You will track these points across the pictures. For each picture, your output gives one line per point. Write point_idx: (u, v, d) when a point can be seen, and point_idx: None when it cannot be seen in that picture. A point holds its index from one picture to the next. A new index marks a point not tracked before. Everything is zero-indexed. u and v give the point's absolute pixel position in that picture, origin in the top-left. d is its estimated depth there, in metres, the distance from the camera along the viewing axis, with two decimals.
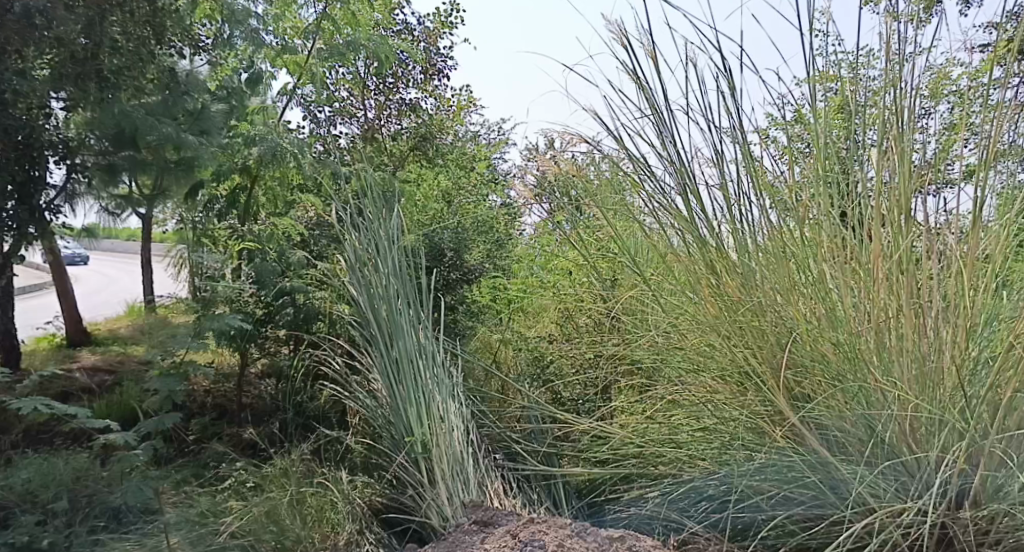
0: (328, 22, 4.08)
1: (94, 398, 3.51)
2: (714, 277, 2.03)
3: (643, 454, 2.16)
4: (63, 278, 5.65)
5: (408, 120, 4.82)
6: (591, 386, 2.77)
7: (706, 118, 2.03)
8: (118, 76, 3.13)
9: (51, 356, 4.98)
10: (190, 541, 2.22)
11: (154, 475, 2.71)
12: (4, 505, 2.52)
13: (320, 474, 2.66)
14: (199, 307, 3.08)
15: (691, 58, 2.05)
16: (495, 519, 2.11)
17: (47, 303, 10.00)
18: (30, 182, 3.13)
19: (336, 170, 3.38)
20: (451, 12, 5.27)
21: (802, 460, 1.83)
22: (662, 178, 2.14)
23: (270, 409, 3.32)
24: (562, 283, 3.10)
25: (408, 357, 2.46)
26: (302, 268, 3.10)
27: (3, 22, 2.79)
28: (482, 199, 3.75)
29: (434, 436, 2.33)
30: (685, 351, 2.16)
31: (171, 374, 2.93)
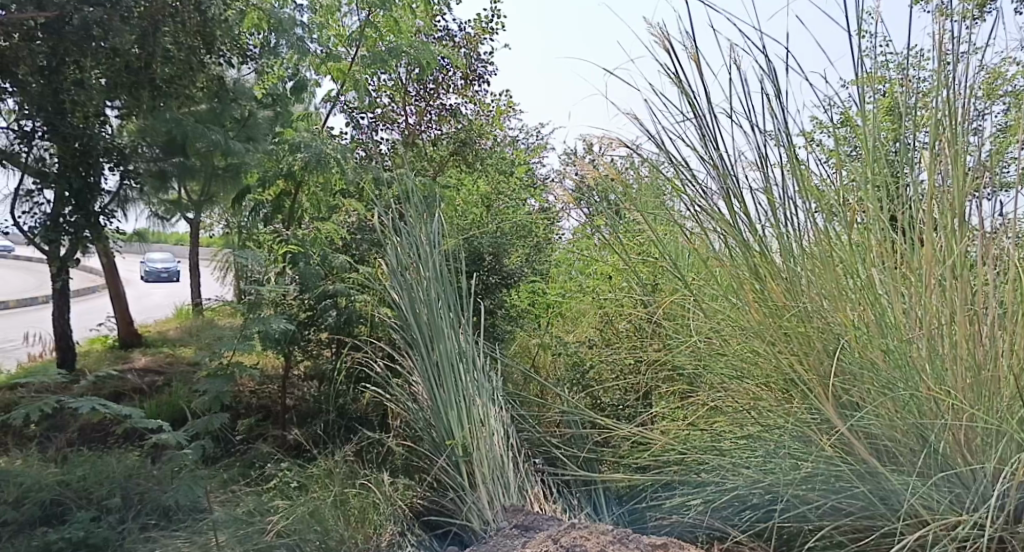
0: (371, 29, 4.02)
1: (146, 398, 3.61)
2: (759, 281, 1.99)
3: (684, 461, 2.12)
4: (115, 281, 5.83)
5: (448, 126, 4.83)
6: (631, 392, 2.75)
7: (750, 121, 2.00)
8: (169, 85, 3.18)
9: (106, 357, 5.17)
10: (238, 539, 2.27)
11: (202, 473, 2.78)
12: (62, 501, 2.62)
13: (363, 475, 2.69)
14: (245, 309, 3.15)
15: (735, 60, 2.01)
16: (535, 523, 2.10)
17: (99, 305, 10.33)
18: (87, 189, 3.18)
19: (378, 175, 3.40)
20: (491, 17, 5.28)
21: (851, 470, 1.78)
22: (704, 181, 2.11)
23: (313, 410, 3.37)
24: (601, 288, 3.09)
25: (449, 360, 2.47)
26: (345, 272, 3.14)
27: (63, 34, 2.81)
28: (521, 203, 3.75)
29: (474, 440, 2.33)
30: (729, 357, 2.13)
31: (219, 375, 3.01)
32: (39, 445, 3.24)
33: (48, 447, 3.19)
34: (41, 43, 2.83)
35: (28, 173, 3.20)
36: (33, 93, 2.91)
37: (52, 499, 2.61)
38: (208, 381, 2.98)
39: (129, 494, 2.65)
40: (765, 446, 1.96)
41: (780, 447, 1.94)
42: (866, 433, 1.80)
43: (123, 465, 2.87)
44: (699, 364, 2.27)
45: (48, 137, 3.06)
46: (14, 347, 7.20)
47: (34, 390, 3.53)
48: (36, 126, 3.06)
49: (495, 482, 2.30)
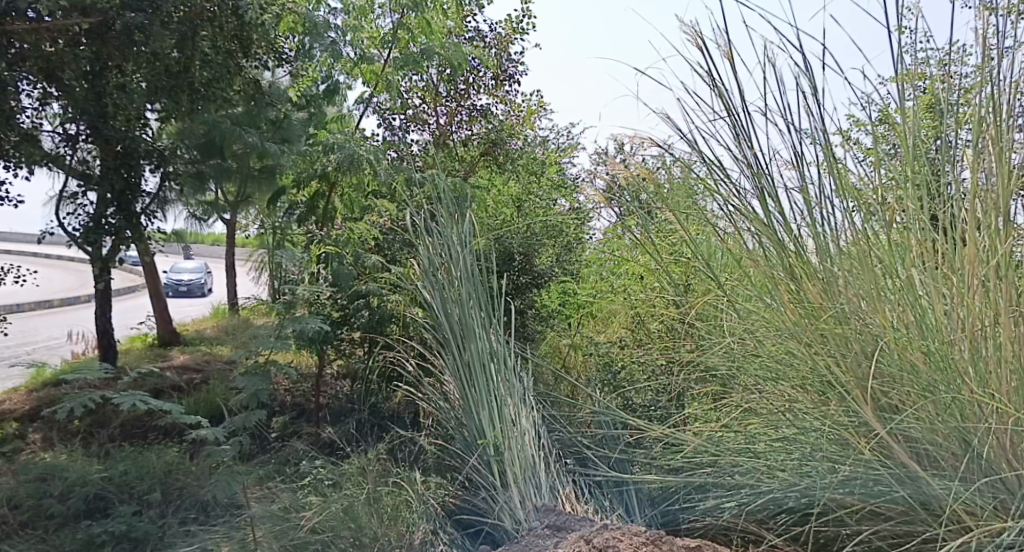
0: (404, 30, 4.03)
1: (185, 395, 3.67)
2: (794, 281, 1.96)
3: (718, 463, 2.10)
4: (155, 280, 5.95)
5: (479, 126, 4.84)
6: (663, 393, 2.72)
7: (785, 119, 1.97)
8: (209, 88, 3.18)
9: (145, 354, 5.28)
10: (274, 535, 2.31)
11: (239, 469, 2.82)
12: (104, 495, 2.68)
13: (396, 474, 2.71)
14: (281, 308, 3.20)
15: (770, 58, 1.99)
16: (568, 523, 2.10)
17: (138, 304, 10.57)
18: (128, 189, 3.27)
19: (410, 176, 3.42)
20: (523, 17, 5.27)
21: (891, 474, 1.74)
22: (738, 181, 2.09)
23: (346, 409, 3.41)
24: (632, 288, 3.10)
25: (480, 360, 2.48)
26: (377, 272, 3.17)
27: (105, 39, 2.85)
28: (553, 203, 3.74)
29: (506, 439, 2.34)
30: (764, 359, 2.10)
31: (256, 373, 3.05)
32: (83, 440, 3.32)
33: (91, 443, 3.27)
34: (85, 48, 2.87)
35: (73, 176, 3.29)
36: (77, 97, 2.96)
37: (96, 493, 2.67)
38: (244, 379, 3.02)
39: (169, 490, 2.71)
40: (801, 448, 1.93)
41: (817, 450, 1.90)
42: (906, 437, 1.76)
43: (162, 461, 2.93)
44: (733, 365, 2.25)
45: (92, 139, 3.15)
46: (58, 344, 7.42)
47: (77, 387, 3.62)
48: (80, 129, 3.15)
49: (527, 482, 2.30)
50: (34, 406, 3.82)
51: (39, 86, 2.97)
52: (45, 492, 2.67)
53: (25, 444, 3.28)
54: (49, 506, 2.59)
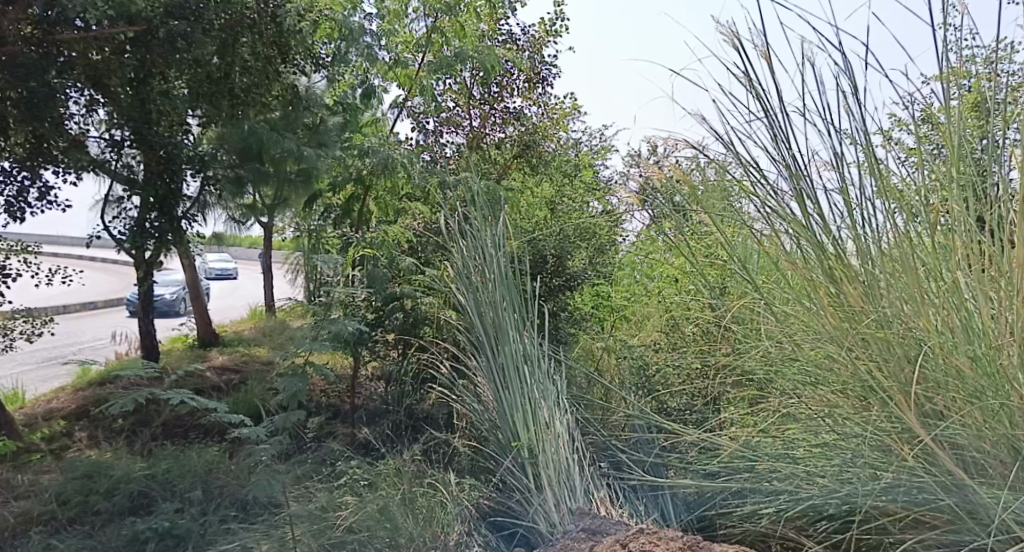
0: (437, 34, 4.09)
1: (224, 395, 3.75)
2: (834, 284, 1.92)
3: (756, 469, 2.07)
4: (195, 282, 6.08)
5: (512, 128, 4.86)
6: (698, 397, 2.69)
7: (825, 119, 1.93)
8: (248, 95, 3.23)
9: (186, 355, 5.41)
10: (312, 534, 2.34)
11: (278, 468, 2.87)
12: (148, 493, 2.74)
13: (431, 475, 2.73)
14: (318, 310, 3.26)
15: (809, 57, 1.96)
16: (603, 527, 2.09)
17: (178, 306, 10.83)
18: (171, 194, 3.23)
19: (444, 179, 3.45)
20: (556, 19, 5.26)
21: (937, 482, 1.69)
22: (775, 182, 2.06)
23: (381, 410, 3.44)
24: (667, 291, 3.09)
25: (514, 363, 2.48)
26: (412, 274, 3.21)
27: (150, 46, 2.92)
28: (585, 206, 3.73)
29: (540, 442, 2.34)
30: (803, 363, 2.07)
31: (294, 374, 3.10)
32: (127, 438, 3.41)
33: (134, 441, 3.35)
34: (129, 56, 2.96)
35: (117, 180, 3.27)
36: (122, 105, 3.05)
37: (140, 490, 2.73)
38: (283, 380, 3.06)
39: (209, 488, 2.76)
40: (842, 454, 1.89)
41: (858, 456, 1.86)
42: (952, 444, 1.72)
43: (203, 459, 2.99)
44: (771, 369, 2.21)
45: (136, 145, 3.16)
46: (103, 345, 7.64)
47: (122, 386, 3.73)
48: (125, 135, 3.19)
49: (562, 484, 2.29)
50: (80, 404, 3.93)
51: (87, 93, 3.06)
52: (92, 488, 2.74)
53: (72, 441, 3.39)
54: (95, 502, 2.66)
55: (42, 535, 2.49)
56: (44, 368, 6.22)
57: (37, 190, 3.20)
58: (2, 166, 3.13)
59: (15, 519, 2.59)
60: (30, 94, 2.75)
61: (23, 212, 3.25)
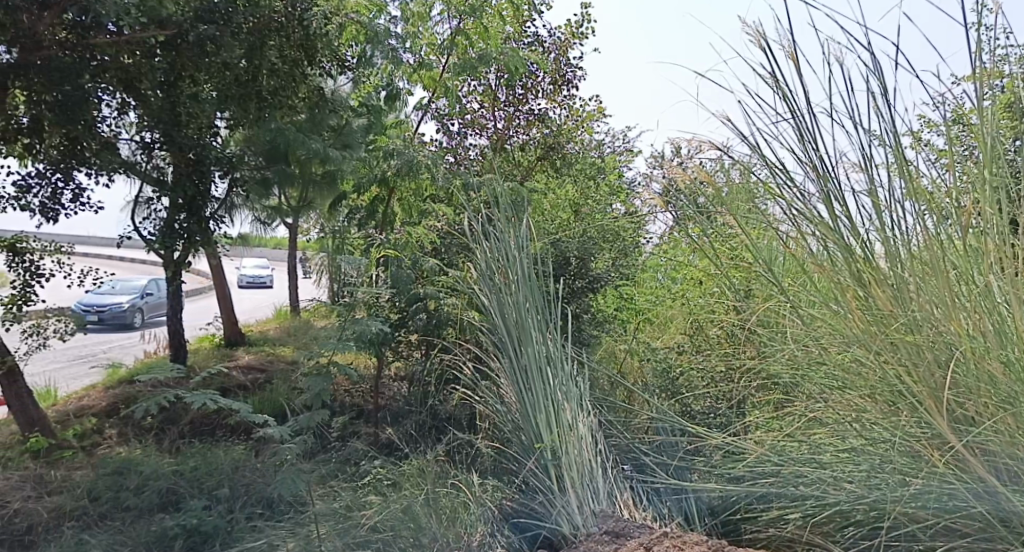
0: (461, 36, 4.11)
1: (250, 394, 3.80)
2: (862, 288, 1.89)
3: (782, 473, 2.04)
4: (223, 282, 6.16)
5: (537, 131, 4.89)
6: (722, 400, 2.66)
7: (853, 120, 1.91)
8: (275, 97, 3.27)
9: (212, 354, 5.50)
10: (336, 532, 2.36)
11: (303, 467, 2.90)
12: (176, 490, 2.78)
13: (454, 475, 2.74)
14: (342, 310, 3.30)
15: (837, 58, 1.94)
16: (627, 530, 2.07)
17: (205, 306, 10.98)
18: (199, 195, 3.27)
19: (468, 180, 3.46)
20: (582, 21, 5.26)
21: (968, 489, 1.66)
22: (802, 184, 2.04)
23: (404, 410, 3.46)
24: (691, 294, 3.06)
25: (536, 364, 2.48)
26: (435, 275, 3.24)
27: (179, 49, 2.97)
28: (609, 207, 3.73)
29: (563, 444, 2.33)
30: (829, 367, 2.04)
31: (318, 373, 3.13)
32: (156, 435, 3.48)
33: (163, 439, 3.41)
34: (161, 60, 2.99)
35: (147, 181, 3.32)
36: (152, 107, 3.07)
37: (168, 487, 2.77)
38: (308, 380, 3.09)
39: (236, 486, 2.80)
40: (869, 460, 1.86)
41: (886, 462, 1.84)
42: (983, 450, 1.69)
43: (230, 457, 3.03)
44: (797, 373, 2.19)
45: (166, 147, 3.18)
46: (132, 343, 7.79)
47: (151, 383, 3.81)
48: (155, 138, 3.19)
49: (585, 487, 2.28)
50: (110, 402, 4.00)
51: (118, 96, 3.06)
52: (122, 485, 2.79)
53: (103, 438, 3.46)
54: (125, 498, 2.70)
55: (74, 530, 2.54)
56: (76, 366, 6.32)
57: (70, 192, 3.26)
58: (37, 168, 3.21)
59: (48, 514, 2.65)
60: (63, 98, 2.79)
61: (57, 213, 3.32)
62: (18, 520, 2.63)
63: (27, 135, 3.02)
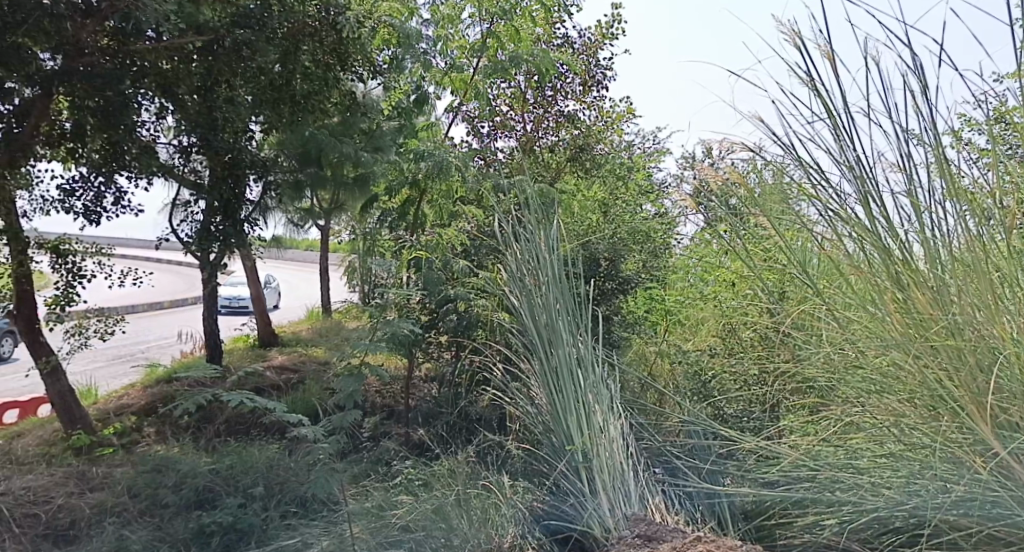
0: (493, 39, 4.05)
1: (283, 394, 3.85)
2: (900, 290, 1.84)
3: (817, 479, 2.00)
4: (257, 283, 6.25)
5: (566, 132, 4.88)
6: (756, 403, 2.62)
7: (892, 120, 1.87)
8: (308, 100, 3.31)
9: (247, 354, 5.58)
10: (369, 531, 2.39)
11: (336, 467, 2.93)
12: (212, 488, 2.82)
13: (485, 477, 2.74)
14: (374, 311, 3.34)
15: (875, 56, 1.90)
16: (660, 533, 2.04)
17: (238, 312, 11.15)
18: (235, 199, 3.33)
19: (498, 182, 3.47)
20: (613, 22, 5.24)
21: (1013, 497, 1.63)
22: (838, 185, 2.00)
23: (434, 410, 3.49)
24: (723, 296, 3.02)
25: (568, 367, 2.46)
26: (465, 276, 3.26)
27: (217, 56, 3.02)
28: (639, 208, 3.73)
29: (595, 446, 2.30)
30: (867, 371, 2.00)
31: (351, 374, 3.16)
32: (192, 433, 3.55)
33: (198, 438, 3.47)
34: (197, 65, 3.04)
35: (185, 185, 3.37)
36: (190, 112, 3.12)
37: (205, 485, 2.82)
38: (340, 380, 3.11)
39: (270, 484, 2.83)
40: (908, 466, 1.82)
41: (926, 468, 1.79)
42: None
43: (264, 456, 3.08)
44: (833, 377, 2.14)
45: (202, 151, 3.24)
46: (170, 344, 7.97)
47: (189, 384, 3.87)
48: (192, 142, 3.25)
49: (616, 489, 2.25)
50: (148, 401, 4.07)
51: (157, 101, 3.10)
52: (161, 482, 2.84)
53: (142, 436, 3.54)
54: (164, 496, 2.76)
55: (115, 526, 2.59)
56: (116, 366, 6.36)
57: (112, 195, 3.32)
58: (79, 172, 3.28)
59: (90, 511, 2.71)
60: (107, 102, 2.84)
61: (99, 216, 3.40)
62: (62, 516, 2.70)
63: (70, 139, 3.10)
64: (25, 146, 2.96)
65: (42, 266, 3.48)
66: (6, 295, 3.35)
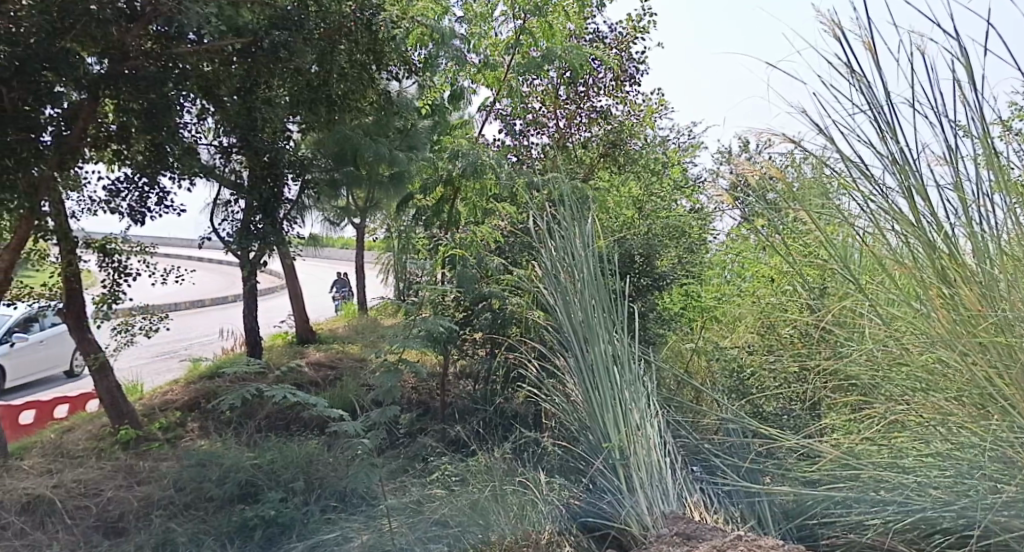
0: (526, 35, 4.10)
1: (321, 390, 3.91)
2: (946, 285, 1.78)
3: (860, 478, 1.95)
4: (294, 280, 6.32)
5: (599, 127, 4.93)
6: (796, 400, 2.55)
7: (937, 110, 1.81)
8: (344, 100, 3.33)
9: (286, 350, 5.69)
10: (408, 526, 2.41)
11: (375, 462, 2.96)
12: (254, 482, 2.88)
13: (522, 474, 2.73)
14: (410, 308, 3.38)
15: (918, 46, 1.84)
16: (699, 533, 2.01)
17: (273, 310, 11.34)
18: (274, 198, 3.40)
19: (532, 179, 3.47)
20: (645, 16, 5.20)
21: None
22: (881, 178, 1.94)
23: (470, 407, 3.52)
24: (761, 292, 2.98)
25: (604, 364, 2.43)
26: (499, 274, 3.28)
27: (256, 58, 3.07)
28: (673, 204, 3.72)
29: (631, 443, 2.27)
30: (911, 369, 1.95)
31: (390, 370, 3.19)
32: (234, 429, 3.61)
33: (240, 433, 3.53)
34: (237, 67, 3.11)
35: (225, 185, 3.43)
36: (231, 113, 3.18)
37: (247, 479, 2.87)
38: (379, 377, 3.14)
39: (310, 479, 2.88)
40: (957, 465, 1.78)
41: (976, 468, 1.75)
42: None
43: (304, 451, 3.12)
44: (877, 375, 2.08)
45: (242, 151, 3.33)
46: (211, 341, 8.16)
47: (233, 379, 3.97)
48: (232, 142, 3.33)
49: (654, 487, 2.21)
50: (192, 396, 4.16)
51: (198, 102, 3.16)
52: (205, 476, 2.90)
53: (185, 431, 3.62)
54: (208, 489, 2.82)
55: (161, 519, 2.66)
56: (159, 363, 6.52)
57: (155, 196, 3.39)
58: (125, 173, 3.35)
59: (138, 504, 2.77)
60: (149, 106, 2.90)
61: (144, 216, 3.48)
62: (111, 508, 2.77)
63: (116, 141, 3.14)
64: (74, 149, 2.97)
65: (90, 265, 3.58)
66: (57, 292, 3.53)
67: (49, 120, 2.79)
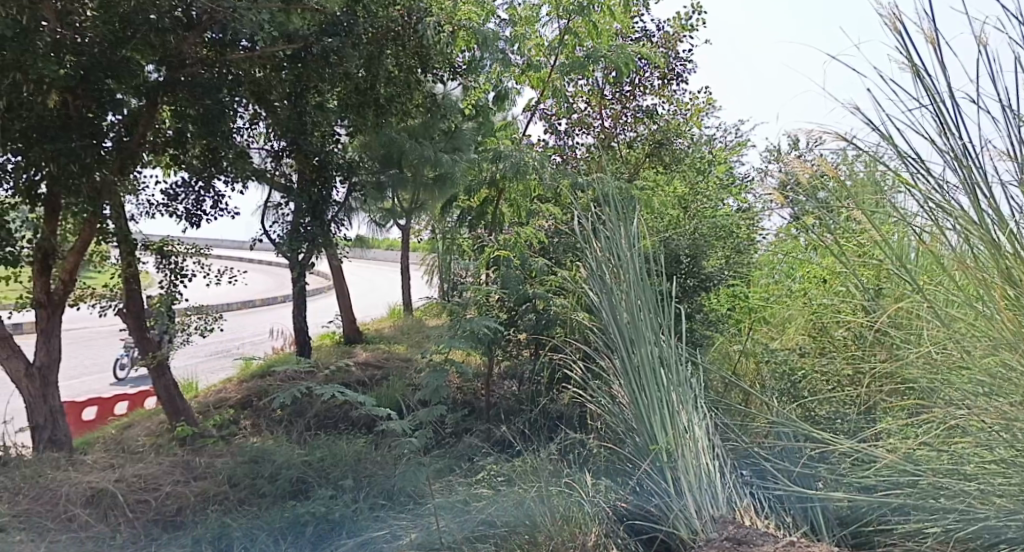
0: (569, 35, 4.09)
1: (368, 390, 3.98)
2: (1012, 285, 1.71)
3: (919, 484, 1.88)
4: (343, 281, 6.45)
5: (644, 127, 4.89)
6: (850, 404, 2.48)
7: (1003, 104, 1.74)
8: (390, 103, 3.35)
9: (334, 349, 5.83)
10: (456, 524, 2.43)
11: (422, 461, 3.01)
12: (305, 479, 2.95)
13: (568, 475, 2.72)
14: (455, 309, 3.42)
15: (984, 38, 1.77)
16: (750, 537, 1.97)
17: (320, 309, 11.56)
18: (322, 200, 3.44)
19: (576, 180, 3.47)
20: (692, 13, 5.14)
21: None
22: (941, 176, 1.87)
23: (515, 407, 3.54)
24: (813, 292, 2.91)
25: (650, 365, 2.40)
26: (544, 275, 3.28)
27: (306, 63, 3.15)
28: (720, 204, 3.68)
29: (679, 446, 2.23)
30: (973, 373, 1.88)
31: (436, 370, 3.23)
32: (284, 427, 3.70)
33: (290, 431, 3.61)
34: (288, 72, 3.20)
35: (276, 187, 3.53)
36: (281, 118, 3.28)
37: (298, 476, 2.94)
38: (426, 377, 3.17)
39: (358, 477, 2.94)
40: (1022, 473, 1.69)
41: None
42: None
43: (352, 449, 3.18)
44: (936, 378, 2.01)
45: (292, 153, 3.43)
46: (262, 340, 8.38)
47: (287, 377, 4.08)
48: (282, 146, 3.44)
49: (702, 490, 2.17)
50: (244, 394, 4.28)
51: (250, 108, 3.31)
52: (258, 472, 2.99)
53: (238, 428, 3.72)
54: (261, 486, 2.90)
55: (217, 513, 2.75)
56: (212, 361, 6.73)
57: (211, 199, 3.50)
58: (181, 177, 3.45)
59: (194, 498, 2.86)
60: (205, 111, 2.99)
61: (200, 219, 3.58)
62: (169, 502, 2.86)
63: (173, 146, 3.24)
64: (134, 154, 3.04)
65: (148, 266, 3.70)
66: (116, 292, 3.67)
67: (111, 126, 2.91)
